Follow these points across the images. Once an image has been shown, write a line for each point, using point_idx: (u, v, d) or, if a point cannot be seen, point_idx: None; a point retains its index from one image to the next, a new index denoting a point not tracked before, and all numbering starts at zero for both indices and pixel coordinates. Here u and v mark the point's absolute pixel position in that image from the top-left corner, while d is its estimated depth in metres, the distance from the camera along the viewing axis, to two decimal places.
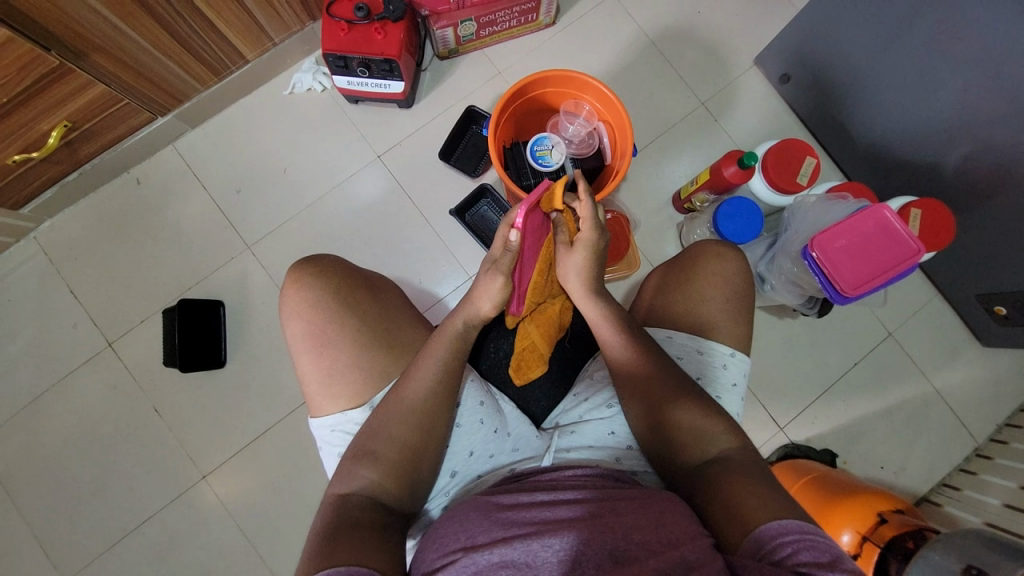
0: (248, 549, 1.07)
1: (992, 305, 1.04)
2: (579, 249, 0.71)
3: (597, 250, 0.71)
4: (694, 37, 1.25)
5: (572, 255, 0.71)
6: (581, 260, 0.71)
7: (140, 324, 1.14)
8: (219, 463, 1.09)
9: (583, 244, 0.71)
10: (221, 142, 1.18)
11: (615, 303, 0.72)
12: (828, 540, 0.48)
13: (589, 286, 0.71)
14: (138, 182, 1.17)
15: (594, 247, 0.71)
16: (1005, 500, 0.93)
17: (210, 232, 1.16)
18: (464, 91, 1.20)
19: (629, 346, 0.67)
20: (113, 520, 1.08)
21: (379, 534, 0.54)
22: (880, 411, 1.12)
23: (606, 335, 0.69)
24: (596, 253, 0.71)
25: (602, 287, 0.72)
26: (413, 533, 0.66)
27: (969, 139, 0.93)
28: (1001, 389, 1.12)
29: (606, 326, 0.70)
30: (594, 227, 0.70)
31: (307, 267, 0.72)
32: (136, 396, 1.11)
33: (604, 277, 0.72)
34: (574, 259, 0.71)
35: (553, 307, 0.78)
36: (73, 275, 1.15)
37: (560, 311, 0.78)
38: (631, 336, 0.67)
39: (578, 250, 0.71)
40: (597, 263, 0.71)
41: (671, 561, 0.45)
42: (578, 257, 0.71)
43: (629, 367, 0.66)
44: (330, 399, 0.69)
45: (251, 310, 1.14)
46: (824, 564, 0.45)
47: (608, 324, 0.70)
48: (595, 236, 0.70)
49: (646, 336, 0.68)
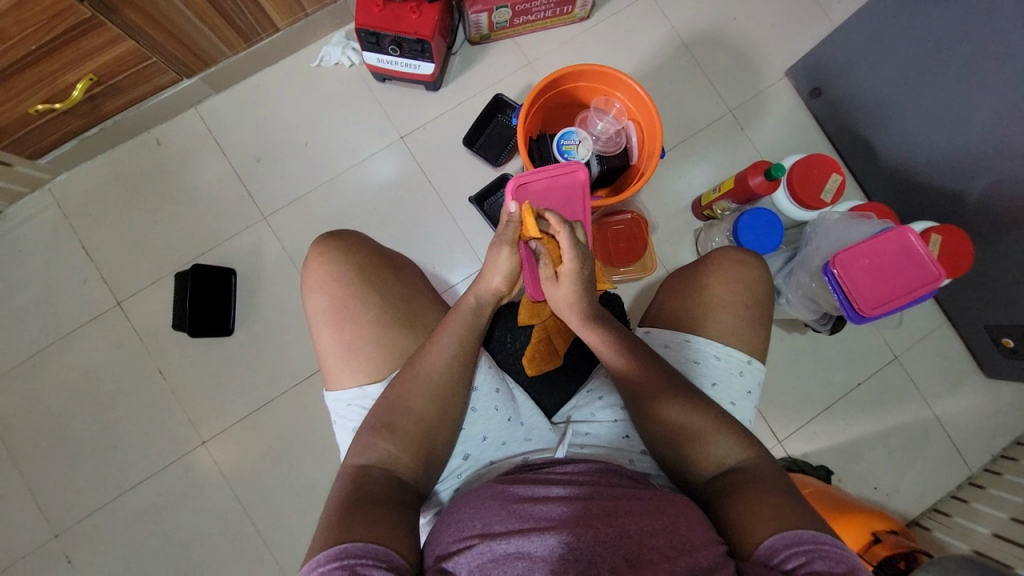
0: (242, 517, 1.07)
1: (1000, 336, 1.05)
2: (564, 283, 0.68)
3: (583, 281, 0.67)
4: (727, 43, 1.24)
5: (559, 289, 0.68)
6: (568, 293, 0.68)
7: (150, 286, 1.13)
8: (220, 429, 1.10)
9: (568, 276, 0.67)
10: (244, 110, 1.17)
11: (612, 318, 0.71)
12: (840, 548, 0.48)
13: (582, 315, 0.69)
14: (158, 143, 1.16)
15: (578, 278, 0.67)
16: (994, 531, 0.92)
17: (227, 199, 1.15)
18: (492, 79, 1.19)
19: (628, 360, 0.66)
20: (110, 478, 1.08)
21: (397, 510, 0.54)
22: (879, 433, 1.13)
23: (598, 345, 0.69)
24: (582, 281, 0.68)
25: (593, 309, 0.69)
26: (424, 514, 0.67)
27: (996, 169, 0.93)
28: (1000, 420, 1.13)
29: (604, 347, 0.68)
30: (574, 257, 0.66)
31: (332, 240, 0.73)
32: (142, 357, 1.11)
33: (596, 300, 0.70)
34: (563, 292, 0.68)
35: None
36: (86, 231, 1.14)
37: None
38: (630, 354, 0.66)
39: (563, 284, 0.68)
40: (584, 291, 0.68)
41: (684, 566, 0.46)
42: (565, 290, 0.68)
43: (624, 372, 0.66)
44: (347, 373, 0.69)
45: (262, 280, 1.13)
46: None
47: (600, 338, 0.68)
48: (579, 265, 0.67)
49: (646, 348, 0.68)
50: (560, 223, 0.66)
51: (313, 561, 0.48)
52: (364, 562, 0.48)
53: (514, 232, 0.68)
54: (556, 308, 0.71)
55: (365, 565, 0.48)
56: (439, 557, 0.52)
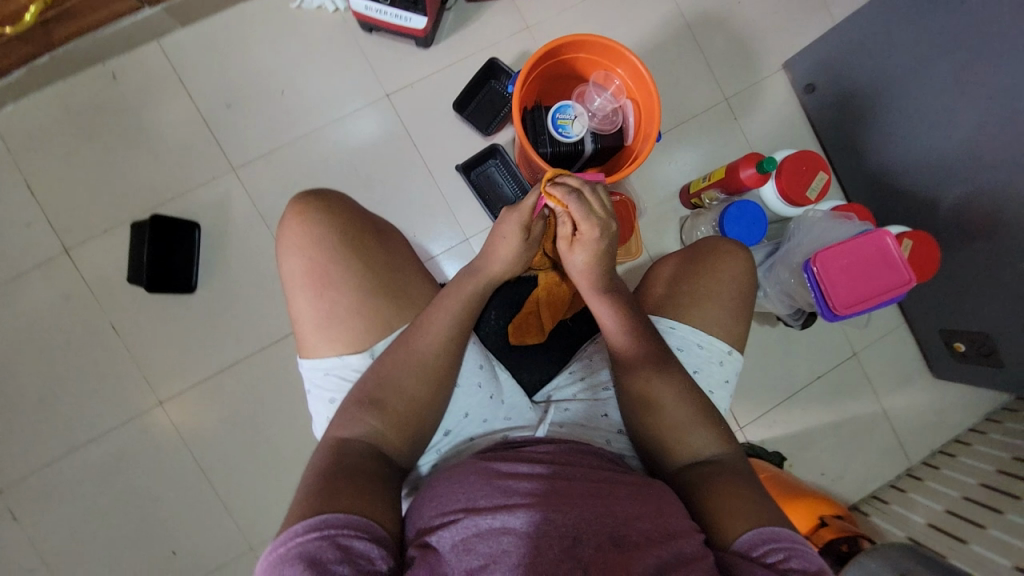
0: (201, 481, 1.04)
1: (952, 340, 1.11)
2: (579, 249, 0.68)
3: (599, 251, 0.67)
4: (728, 27, 1.21)
5: (576, 252, 0.68)
6: (582, 259, 0.68)
7: (104, 234, 1.05)
8: (179, 390, 1.05)
9: (585, 243, 0.67)
10: (213, 49, 1.07)
11: (621, 294, 0.70)
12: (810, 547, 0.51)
13: (593, 280, 0.69)
14: (115, 77, 1.05)
15: (595, 247, 0.67)
16: (929, 519, 0.99)
17: (192, 147, 1.07)
18: (487, 41, 1.13)
19: (629, 336, 0.67)
20: (57, 436, 1.02)
21: (383, 485, 0.53)
22: (832, 424, 1.19)
23: (605, 318, 0.69)
24: (599, 250, 0.67)
25: (605, 280, 0.70)
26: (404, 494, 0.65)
27: (971, 182, 0.96)
28: (941, 418, 1.20)
29: (610, 318, 0.68)
30: (588, 225, 0.65)
31: (313, 198, 0.68)
32: (93, 310, 1.04)
33: (609, 272, 0.70)
34: (579, 256, 0.68)
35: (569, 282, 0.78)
36: (31, 168, 1.04)
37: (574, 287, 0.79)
38: (638, 336, 0.66)
39: (580, 249, 0.68)
40: (600, 259, 0.68)
41: (668, 553, 0.47)
42: (580, 256, 0.68)
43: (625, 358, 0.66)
44: (326, 342, 0.66)
45: (229, 237, 1.07)
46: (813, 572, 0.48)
47: (607, 311, 0.68)
48: (598, 232, 0.66)
49: (650, 326, 0.68)
50: (569, 193, 0.63)
51: (290, 530, 0.47)
52: (346, 533, 0.47)
53: (516, 226, 0.68)
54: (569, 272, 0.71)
55: (347, 536, 0.47)
56: (422, 531, 0.51)
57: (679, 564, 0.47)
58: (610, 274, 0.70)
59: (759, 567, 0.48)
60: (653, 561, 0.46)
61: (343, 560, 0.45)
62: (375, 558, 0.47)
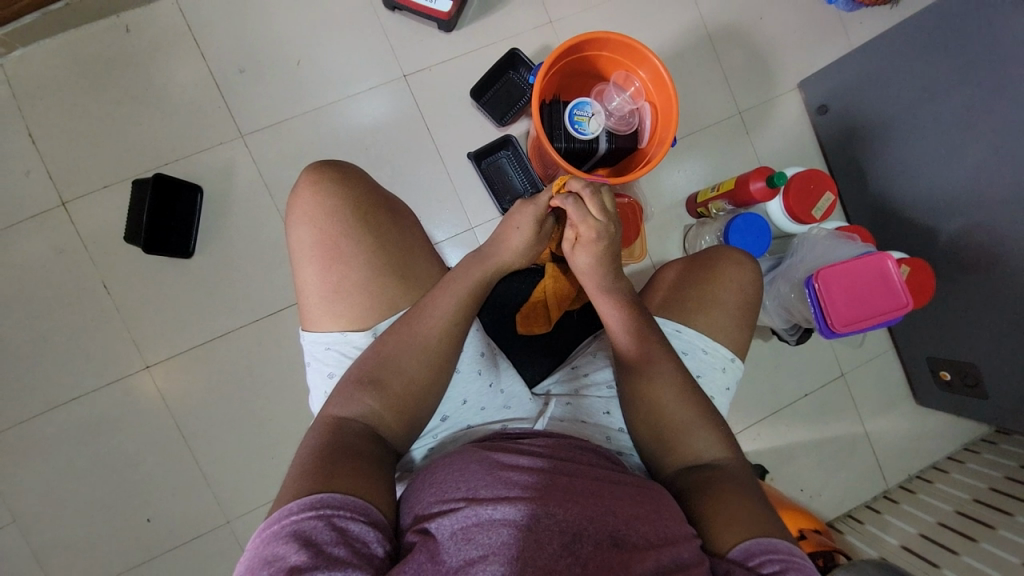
0: (183, 449, 1.03)
1: (939, 369, 1.14)
2: (581, 250, 0.68)
3: (599, 251, 0.67)
4: (749, 41, 1.22)
5: (577, 254, 0.69)
6: (585, 259, 0.68)
7: (103, 190, 1.02)
8: (167, 355, 1.03)
9: (585, 244, 0.67)
10: (231, 10, 1.05)
11: (626, 296, 0.70)
12: (805, 562, 0.51)
13: (598, 282, 0.70)
14: (128, 31, 1.03)
15: (595, 248, 0.67)
16: (903, 541, 1.00)
17: (201, 109, 1.05)
18: (510, 31, 1.13)
19: (632, 340, 0.67)
20: (38, 391, 1.00)
21: (378, 466, 0.53)
22: (815, 441, 1.20)
23: (611, 319, 0.69)
24: (600, 251, 0.68)
25: (610, 281, 0.70)
26: (397, 477, 0.65)
27: (972, 215, 0.98)
28: (921, 444, 1.23)
29: (614, 315, 0.69)
30: (586, 226, 0.66)
31: (328, 169, 0.67)
32: (86, 266, 1.01)
33: (612, 275, 0.70)
34: (581, 258, 0.69)
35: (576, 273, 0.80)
36: (34, 117, 1.01)
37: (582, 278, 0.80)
38: (644, 338, 0.67)
39: (581, 251, 0.68)
40: (601, 260, 0.68)
41: (668, 558, 0.48)
42: (583, 256, 0.68)
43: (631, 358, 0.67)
44: (329, 316, 0.65)
45: (231, 204, 1.05)
46: None
47: (613, 312, 0.69)
48: (597, 233, 0.67)
49: (653, 321, 0.70)
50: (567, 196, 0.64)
51: (286, 508, 0.46)
52: (342, 514, 0.46)
53: (530, 218, 0.68)
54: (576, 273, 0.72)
55: (343, 517, 0.46)
56: (421, 517, 0.50)
57: (678, 569, 0.47)
58: (614, 276, 0.70)
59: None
60: (652, 564, 0.46)
61: (339, 541, 0.45)
62: (371, 541, 0.46)
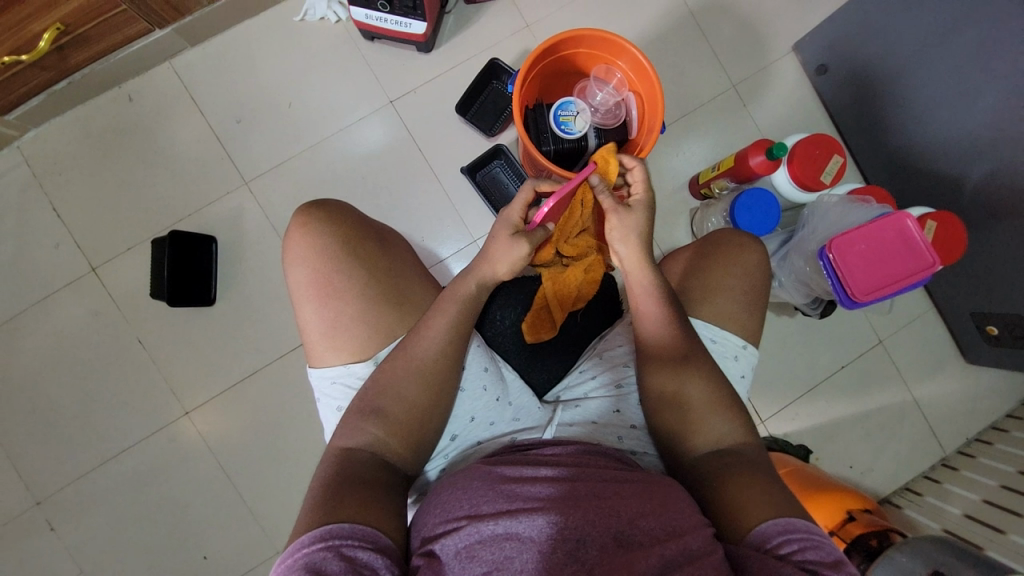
0: (228, 487, 1.07)
1: (985, 323, 1.06)
2: (636, 211, 0.70)
3: (649, 218, 0.71)
4: (734, 11, 1.19)
5: (630, 215, 0.69)
6: (637, 221, 0.70)
7: (126, 252, 1.09)
8: (203, 400, 1.08)
9: (639, 208, 0.70)
10: (222, 65, 1.10)
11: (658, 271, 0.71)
12: (828, 541, 0.50)
13: (644, 249, 0.69)
14: (131, 99, 1.09)
15: (648, 212, 0.70)
16: (966, 511, 0.94)
17: (205, 162, 1.10)
18: (488, 41, 1.13)
19: (676, 310, 0.67)
20: (91, 447, 1.07)
21: (387, 493, 0.54)
22: (858, 415, 1.15)
23: (656, 288, 0.67)
24: (648, 219, 0.71)
25: (650, 250, 0.70)
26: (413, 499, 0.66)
27: (996, 157, 0.92)
28: (977, 405, 1.15)
29: (647, 294, 0.68)
30: (643, 187, 0.72)
31: (315, 209, 0.69)
32: (120, 325, 1.08)
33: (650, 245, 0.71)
34: (632, 220, 0.69)
35: (573, 271, 0.77)
36: (57, 193, 1.08)
37: (579, 277, 0.77)
38: (677, 318, 0.66)
39: (634, 213, 0.70)
40: (648, 226, 0.71)
41: (676, 551, 0.46)
42: (638, 216, 0.70)
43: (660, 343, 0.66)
44: (332, 351, 0.67)
45: (244, 248, 1.09)
46: (829, 564, 0.47)
47: (657, 280, 0.68)
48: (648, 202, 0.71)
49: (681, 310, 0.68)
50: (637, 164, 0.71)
51: (298, 542, 0.48)
52: (350, 543, 0.48)
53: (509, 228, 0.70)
54: (617, 241, 0.69)
55: (351, 546, 0.48)
56: (427, 538, 0.51)
57: (688, 562, 0.46)
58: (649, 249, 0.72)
59: (772, 559, 0.47)
60: (657, 560, 0.45)
61: (347, 570, 0.46)
62: (379, 567, 0.47)
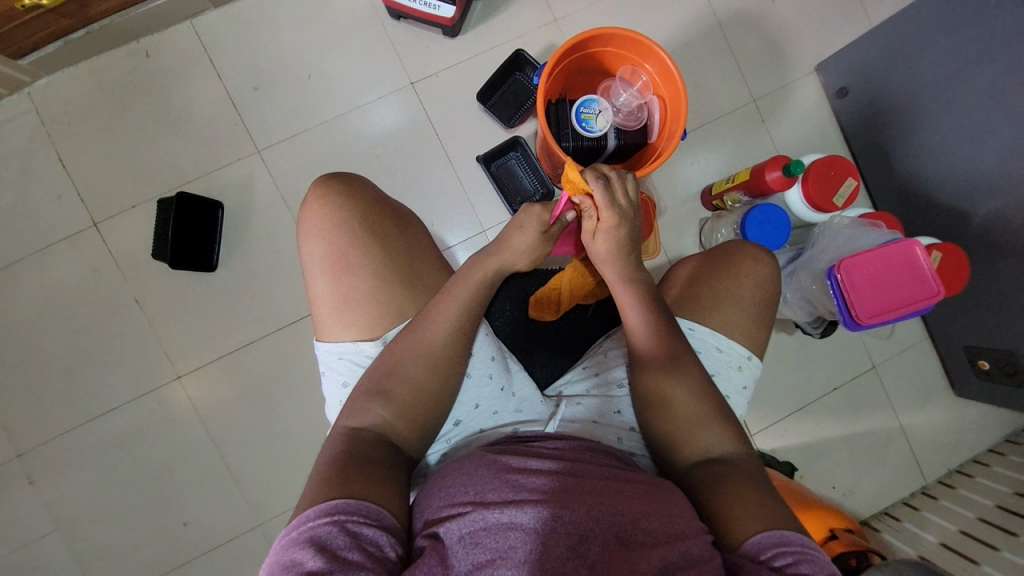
0: (213, 456, 1.06)
1: (977, 358, 1.08)
2: (601, 237, 0.69)
3: (620, 237, 0.69)
4: (762, 26, 1.19)
5: (597, 241, 0.70)
6: (605, 246, 0.70)
7: (131, 210, 1.07)
8: (196, 366, 1.07)
9: (606, 231, 0.69)
10: (243, 30, 1.08)
11: (646, 282, 0.70)
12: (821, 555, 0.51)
13: (619, 269, 0.70)
14: (148, 56, 1.07)
15: (616, 233, 0.69)
16: (942, 539, 0.96)
17: (217, 127, 1.08)
18: (514, 32, 1.12)
19: (650, 333, 0.66)
20: (78, 403, 1.05)
21: (390, 473, 0.54)
22: (846, 437, 1.16)
23: (631, 310, 0.68)
24: (620, 238, 0.69)
25: (630, 265, 0.70)
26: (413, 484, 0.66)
27: (1005, 195, 0.93)
28: (961, 437, 1.17)
29: (634, 312, 0.68)
30: (610, 208, 0.68)
31: (336, 183, 0.69)
32: (118, 283, 1.06)
33: (633, 258, 0.71)
34: (601, 245, 0.70)
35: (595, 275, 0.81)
36: (64, 143, 1.06)
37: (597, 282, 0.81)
38: (660, 335, 0.65)
39: (601, 238, 0.69)
40: (621, 245, 0.69)
41: (677, 554, 0.47)
42: (607, 239, 0.69)
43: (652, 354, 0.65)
44: (341, 326, 0.67)
45: (250, 217, 1.08)
46: None
47: (633, 300, 0.68)
48: (617, 219, 0.68)
49: (671, 321, 0.67)
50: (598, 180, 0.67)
51: (302, 515, 0.48)
52: (356, 519, 0.48)
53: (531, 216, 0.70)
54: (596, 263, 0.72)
55: (356, 522, 0.47)
56: (430, 522, 0.51)
57: (688, 566, 0.46)
58: (634, 261, 0.71)
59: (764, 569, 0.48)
60: (658, 562, 0.46)
61: (353, 545, 0.46)
62: (384, 545, 0.47)
